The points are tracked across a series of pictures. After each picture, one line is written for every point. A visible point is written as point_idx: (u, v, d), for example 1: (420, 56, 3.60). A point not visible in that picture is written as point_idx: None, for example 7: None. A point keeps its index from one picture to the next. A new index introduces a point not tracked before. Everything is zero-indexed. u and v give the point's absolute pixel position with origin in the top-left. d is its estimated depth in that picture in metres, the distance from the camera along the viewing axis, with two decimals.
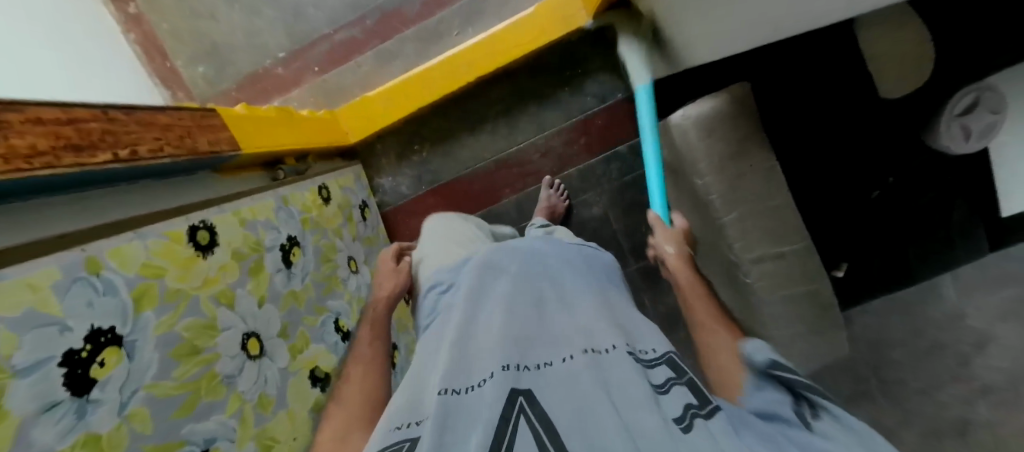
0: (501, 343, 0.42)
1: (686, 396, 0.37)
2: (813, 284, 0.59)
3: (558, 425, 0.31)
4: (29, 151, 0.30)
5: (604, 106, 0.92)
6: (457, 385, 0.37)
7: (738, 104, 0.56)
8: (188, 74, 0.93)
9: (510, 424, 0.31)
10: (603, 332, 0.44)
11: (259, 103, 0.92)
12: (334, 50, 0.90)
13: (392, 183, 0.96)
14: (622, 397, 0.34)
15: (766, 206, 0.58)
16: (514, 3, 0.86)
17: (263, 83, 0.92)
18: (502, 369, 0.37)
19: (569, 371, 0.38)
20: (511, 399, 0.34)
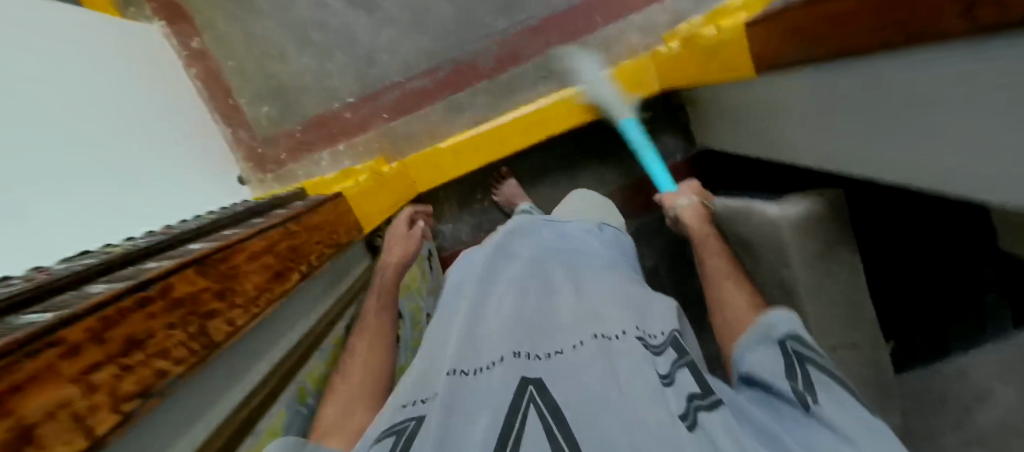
0: (509, 330, 0.43)
1: (682, 382, 0.39)
2: (878, 369, 0.65)
3: (567, 418, 0.33)
4: (254, 290, 0.32)
5: (664, 166, 0.95)
6: (467, 367, 0.40)
7: (828, 208, 0.60)
8: (251, 112, 0.92)
9: (520, 409, 0.34)
10: (612, 316, 0.45)
11: (323, 145, 0.92)
12: (405, 99, 0.91)
13: (452, 229, 0.97)
14: (630, 388, 0.36)
15: (846, 300, 0.62)
16: (587, 63, 0.88)
17: (329, 126, 0.92)
18: (512, 355, 0.40)
19: (578, 360, 0.39)
20: (521, 388, 0.36)
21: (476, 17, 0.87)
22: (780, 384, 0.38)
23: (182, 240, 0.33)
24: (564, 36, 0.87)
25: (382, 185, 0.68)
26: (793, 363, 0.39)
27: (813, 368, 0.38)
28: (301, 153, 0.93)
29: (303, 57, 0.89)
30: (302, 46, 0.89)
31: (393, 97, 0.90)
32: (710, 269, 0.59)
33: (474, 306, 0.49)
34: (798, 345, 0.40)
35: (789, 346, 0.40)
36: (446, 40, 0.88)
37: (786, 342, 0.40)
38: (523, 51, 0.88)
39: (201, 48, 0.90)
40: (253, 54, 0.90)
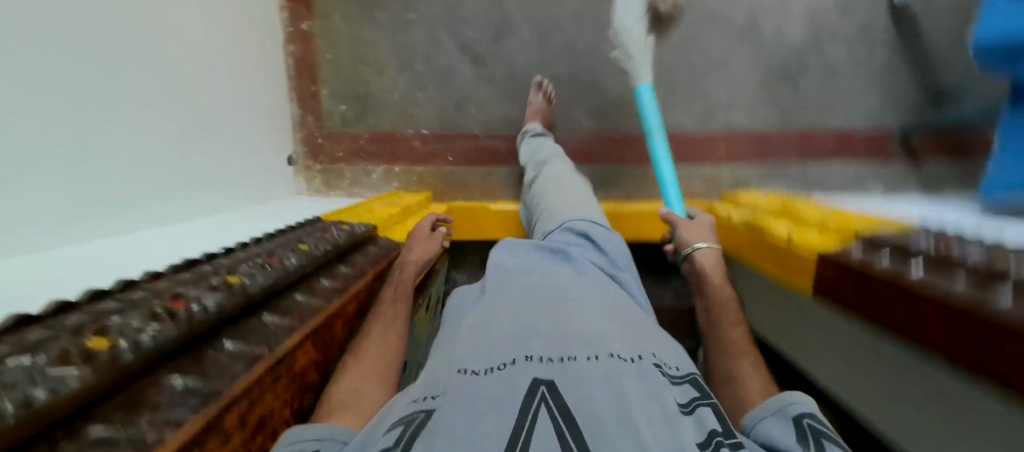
0: (519, 332, 0.36)
1: (698, 420, 0.31)
2: None
3: (579, 426, 0.27)
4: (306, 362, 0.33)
5: (679, 303, 0.98)
6: (479, 365, 0.32)
7: None
8: (327, 105, 0.93)
9: (527, 417, 0.27)
10: (624, 334, 0.38)
11: (381, 160, 0.94)
12: (473, 152, 0.94)
13: (467, 281, 0.98)
14: (651, 420, 0.28)
15: None
16: (647, 187, 0.94)
17: (394, 146, 0.94)
18: (526, 359, 0.33)
19: (599, 375, 0.31)
20: (531, 388, 0.29)
21: (566, 108, 0.92)
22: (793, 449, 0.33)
23: (281, 286, 0.35)
24: (638, 156, 0.93)
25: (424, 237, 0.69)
26: (806, 439, 0.34)
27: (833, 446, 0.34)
28: (357, 159, 0.94)
29: (397, 77, 0.91)
30: (403, 68, 0.91)
31: (462, 145, 0.94)
32: (728, 337, 0.54)
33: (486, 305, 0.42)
34: (816, 425, 0.36)
35: (808, 422, 0.36)
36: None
37: (802, 419, 0.36)
38: (596, 153, 0.93)
39: (308, 31, 0.91)
40: (355, 56, 0.91)
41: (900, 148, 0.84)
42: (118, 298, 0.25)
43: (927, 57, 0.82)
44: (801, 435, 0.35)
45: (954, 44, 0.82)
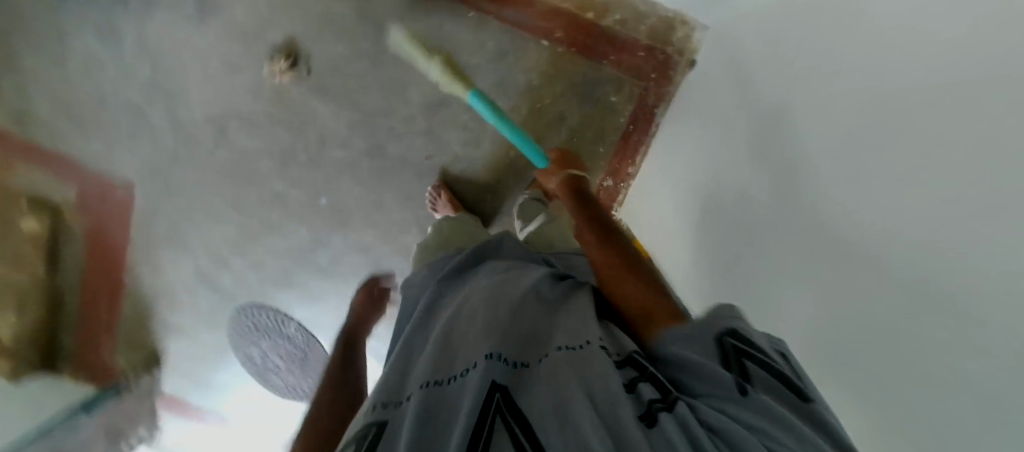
0: (488, 331, 0.46)
1: (651, 390, 0.38)
2: None
3: (532, 427, 0.34)
4: None
5: None
6: (440, 379, 0.43)
7: None
8: (644, 94, 0.97)
9: (485, 427, 0.34)
10: (564, 335, 0.47)
11: (610, 34, 0.93)
12: (534, 14, 0.93)
13: None
14: (604, 396, 0.36)
15: None
16: None
17: (596, 41, 0.94)
18: (486, 358, 0.42)
19: (531, 381, 0.41)
20: (491, 390, 0.38)
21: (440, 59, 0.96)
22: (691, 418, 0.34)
23: None
24: None
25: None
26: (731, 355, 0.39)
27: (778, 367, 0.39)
28: (634, 19, 0.92)
29: (544, 102, 0.99)
30: (568, 119, 1.00)
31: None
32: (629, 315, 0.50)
33: (451, 319, 0.53)
34: (739, 342, 0.40)
35: (728, 345, 0.40)
36: (422, 30, 0.94)
37: (724, 337, 0.40)
38: None
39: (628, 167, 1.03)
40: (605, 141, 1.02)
41: (95, 96, 1.00)
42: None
43: (100, 90, 1.00)
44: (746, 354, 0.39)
45: (88, 95, 1.00)
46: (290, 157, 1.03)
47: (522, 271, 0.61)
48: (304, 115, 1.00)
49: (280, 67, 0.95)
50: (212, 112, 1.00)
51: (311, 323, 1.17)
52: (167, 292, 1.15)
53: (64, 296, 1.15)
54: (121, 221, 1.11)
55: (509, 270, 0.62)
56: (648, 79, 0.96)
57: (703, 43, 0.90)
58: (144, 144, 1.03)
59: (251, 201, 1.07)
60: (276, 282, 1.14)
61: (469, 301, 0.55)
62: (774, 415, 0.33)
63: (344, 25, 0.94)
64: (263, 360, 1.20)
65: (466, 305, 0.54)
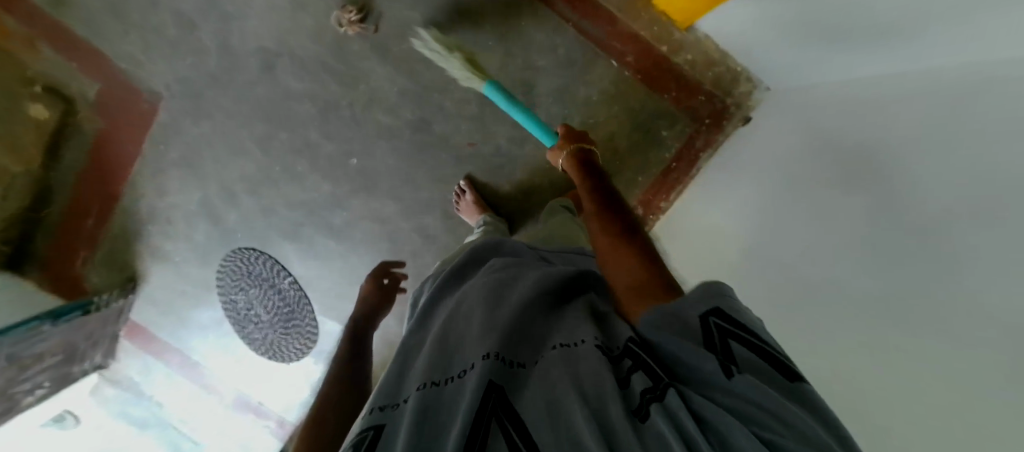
0: (483, 331, 0.44)
1: (643, 379, 0.36)
2: None
3: (528, 433, 0.32)
4: None
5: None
6: (436, 380, 0.41)
7: None
8: (692, 136, 1.00)
9: (479, 435, 0.32)
10: (560, 332, 0.45)
11: (678, 72, 0.95)
12: (611, 33, 0.94)
13: None
14: (601, 396, 0.34)
15: None
16: None
17: (663, 74, 0.96)
18: (478, 357, 0.40)
19: (528, 382, 0.39)
20: (483, 388, 0.36)
21: (508, 53, 0.96)
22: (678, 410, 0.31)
23: None
24: None
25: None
26: (710, 333, 0.36)
27: (769, 339, 0.35)
28: (704, 63, 0.94)
29: (596, 120, 1.00)
30: (615, 141, 1.01)
31: (600, 16, 0.94)
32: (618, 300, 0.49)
33: (449, 316, 0.51)
34: (723, 321, 0.36)
35: (714, 326, 0.36)
36: (498, 20, 0.94)
37: (709, 318, 0.37)
38: None
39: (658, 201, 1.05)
40: (645, 171, 1.03)
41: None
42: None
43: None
44: (728, 330, 0.36)
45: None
46: (332, 110, 1.00)
47: (521, 268, 0.59)
48: (358, 72, 0.98)
49: (349, 17, 0.92)
50: (265, 45, 0.97)
51: (307, 283, 1.12)
52: (164, 215, 1.10)
53: (53, 194, 1.09)
54: (137, 132, 1.05)
55: (505, 267, 0.59)
56: (701, 123, 0.98)
57: (762, 101, 0.92)
58: (184, 60, 0.99)
59: (279, 144, 1.03)
60: (282, 233, 1.09)
61: (467, 296, 0.53)
62: (760, 405, 0.30)
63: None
64: (246, 308, 1.14)
65: (462, 304, 0.53)
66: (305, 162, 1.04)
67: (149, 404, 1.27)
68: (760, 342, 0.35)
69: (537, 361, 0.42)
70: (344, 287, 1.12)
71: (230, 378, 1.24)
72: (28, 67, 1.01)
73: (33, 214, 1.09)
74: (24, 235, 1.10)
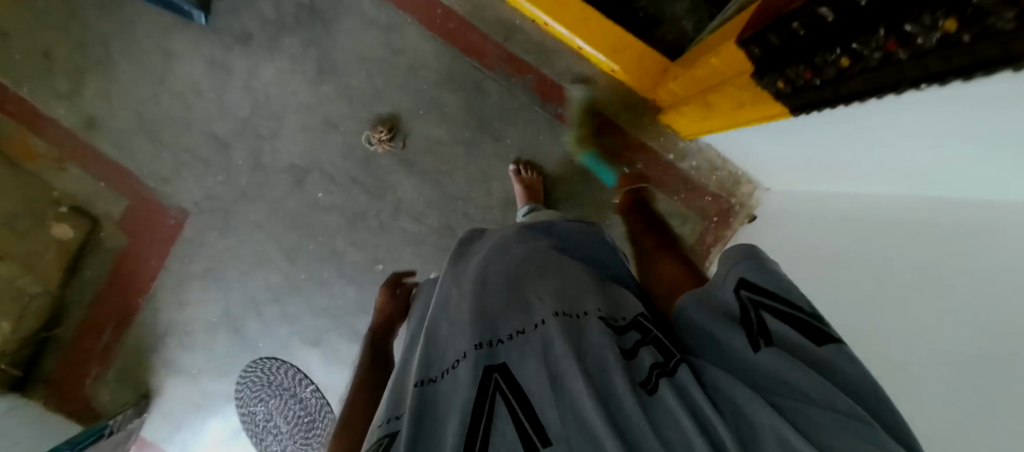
0: (477, 319, 0.50)
1: (651, 355, 0.44)
2: None
3: (531, 396, 0.39)
4: None
5: None
6: (432, 376, 0.46)
7: None
8: (701, 233, 1.06)
9: (484, 416, 0.38)
10: (545, 301, 0.51)
11: (684, 176, 1.04)
12: (622, 142, 1.02)
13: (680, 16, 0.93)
14: (597, 361, 0.41)
15: None
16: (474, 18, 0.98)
17: (670, 179, 1.04)
18: (476, 348, 0.46)
19: (523, 353, 0.44)
20: (488, 376, 0.42)
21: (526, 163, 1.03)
22: (693, 391, 0.38)
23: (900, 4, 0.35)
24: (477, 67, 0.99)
25: (730, 34, 0.62)
26: (747, 309, 0.44)
27: (803, 305, 0.42)
28: (708, 169, 1.03)
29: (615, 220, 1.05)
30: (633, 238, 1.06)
31: (611, 128, 1.02)
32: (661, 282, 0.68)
33: (442, 308, 0.55)
34: (754, 295, 0.44)
35: (745, 299, 0.45)
36: (518, 135, 1.02)
37: (743, 292, 0.46)
38: (512, 95, 1.00)
39: None
40: None
41: (182, 121, 1.00)
42: (909, 85, 0.38)
43: (189, 118, 1.00)
44: (762, 305, 0.43)
45: (176, 120, 1.00)
46: (360, 220, 1.04)
47: (508, 252, 0.62)
48: (386, 184, 1.03)
49: (379, 137, 0.99)
50: (296, 162, 1.02)
51: (329, 389, 1.11)
52: (183, 325, 1.08)
53: (70, 310, 1.08)
54: (162, 246, 1.06)
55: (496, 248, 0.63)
56: (709, 220, 1.05)
57: (763, 201, 0.99)
58: (214, 177, 1.03)
59: (306, 252, 1.05)
60: (305, 339, 1.09)
61: (459, 289, 0.57)
62: (776, 371, 0.38)
63: (449, 115, 1.01)
64: (265, 420, 1.11)
65: (457, 293, 0.57)
66: (332, 268, 1.06)
67: None
68: (790, 309, 0.41)
69: (535, 327, 0.47)
70: None
71: None
72: (53, 187, 1.02)
73: (45, 333, 1.07)
74: (36, 354, 1.08)
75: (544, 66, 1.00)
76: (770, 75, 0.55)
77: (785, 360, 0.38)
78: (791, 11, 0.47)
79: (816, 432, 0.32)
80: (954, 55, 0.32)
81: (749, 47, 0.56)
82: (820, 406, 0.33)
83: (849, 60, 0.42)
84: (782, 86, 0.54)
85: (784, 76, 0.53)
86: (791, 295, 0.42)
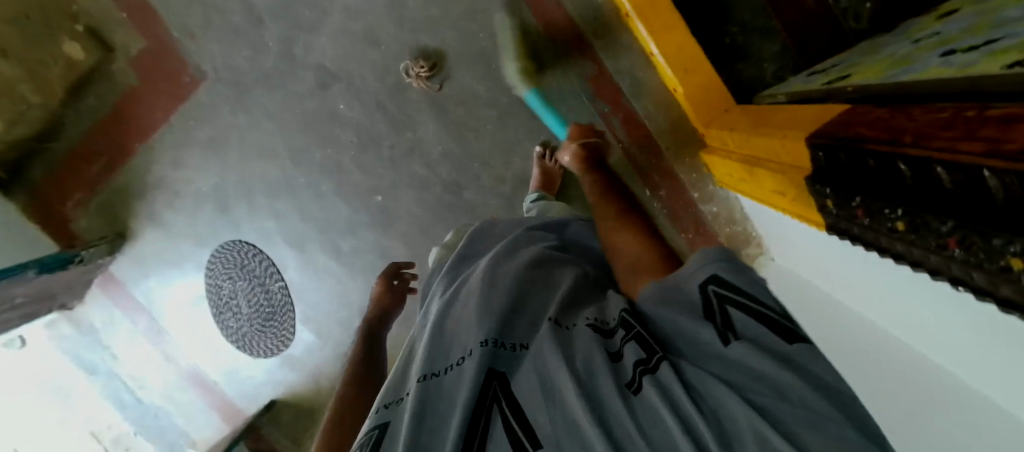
0: (486, 311, 0.42)
1: (635, 350, 0.36)
2: None
3: (529, 413, 0.34)
4: (933, 121, 0.36)
5: None
6: (435, 370, 0.39)
7: None
8: None
9: (478, 425, 0.33)
10: (558, 307, 0.44)
11: (700, 216, 1.01)
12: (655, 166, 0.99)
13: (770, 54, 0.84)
14: (595, 375, 0.35)
15: None
16: None
17: (685, 214, 1.02)
18: (481, 344, 0.38)
19: (526, 359, 0.38)
20: (487, 382, 0.36)
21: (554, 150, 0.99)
22: (673, 392, 0.31)
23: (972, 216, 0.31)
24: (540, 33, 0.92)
25: (806, 124, 0.57)
26: (711, 304, 0.36)
27: (773, 304, 0.35)
28: (725, 219, 1.00)
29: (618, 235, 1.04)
30: None
31: (650, 146, 0.98)
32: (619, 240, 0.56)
33: (449, 299, 0.49)
34: (723, 288, 0.37)
35: (712, 294, 0.37)
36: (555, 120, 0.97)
37: (709, 285, 0.37)
38: (566, 77, 0.94)
39: None
40: None
41: None
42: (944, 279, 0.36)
43: None
44: (732, 296, 0.36)
45: None
46: (373, 146, 1.01)
47: (524, 249, 0.55)
48: (410, 120, 0.99)
49: (419, 72, 0.93)
50: (326, 65, 0.96)
51: (296, 290, 1.13)
52: (174, 186, 1.08)
53: (66, 131, 1.07)
54: (169, 102, 1.03)
55: (514, 242, 0.56)
56: None
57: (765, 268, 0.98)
58: (239, 51, 0.97)
59: (311, 159, 1.03)
60: (287, 239, 1.10)
61: (468, 281, 0.50)
62: (753, 371, 0.31)
63: (495, 75, 0.95)
64: (229, 297, 1.16)
65: (467, 284, 0.50)
66: (332, 182, 1.05)
67: (103, 353, 1.20)
68: (759, 304, 0.35)
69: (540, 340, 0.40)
70: (329, 308, 1.13)
71: (190, 353, 1.20)
72: (73, 2, 0.96)
73: (38, 144, 1.07)
74: (24, 161, 1.08)
75: (608, 61, 0.93)
76: (816, 190, 0.53)
77: (764, 362, 0.31)
78: (869, 142, 0.43)
79: (802, 439, 0.26)
80: (1003, 285, 0.29)
81: (816, 151, 0.52)
82: (800, 405, 0.28)
83: (905, 225, 0.39)
84: (830, 204, 0.51)
85: (827, 199, 0.51)
86: (758, 289, 0.36)
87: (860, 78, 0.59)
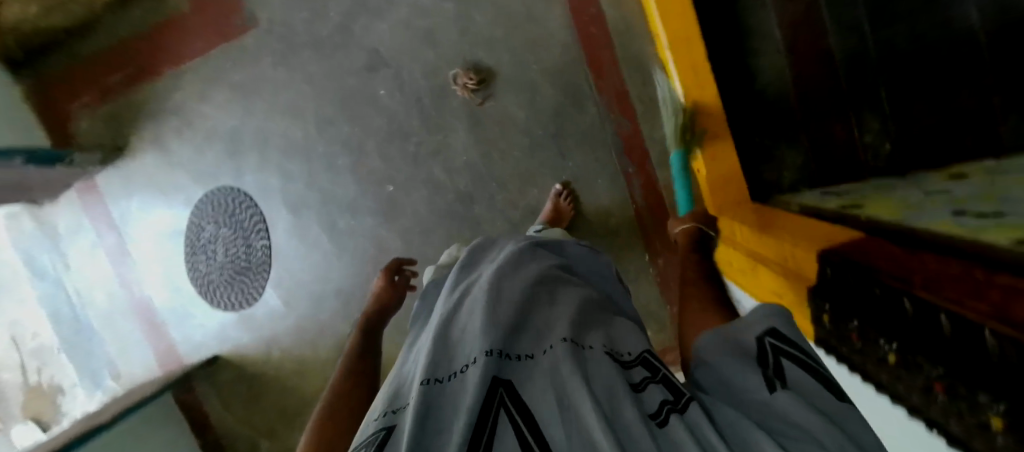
0: (493, 320, 0.42)
1: (663, 389, 0.37)
2: None
3: (536, 422, 0.32)
4: (948, 276, 0.39)
5: None
6: (438, 376, 0.38)
7: None
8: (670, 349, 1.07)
9: (486, 425, 0.32)
10: (558, 324, 0.44)
11: None
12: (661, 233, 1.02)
13: None
14: (605, 398, 0.34)
15: None
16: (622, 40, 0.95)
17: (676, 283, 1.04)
18: (486, 354, 0.38)
19: (534, 373, 0.38)
20: (493, 390, 0.35)
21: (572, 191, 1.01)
22: (702, 426, 0.32)
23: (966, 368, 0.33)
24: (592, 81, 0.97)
25: (816, 239, 0.60)
26: (765, 357, 0.38)
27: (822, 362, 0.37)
28: None
29: None
30: None
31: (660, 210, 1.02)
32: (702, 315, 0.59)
33: (451, 308, 0.49)
34: (779, 341, 0.39)
35: (767, 345, 0.39)
36: (581, 164, 1.01)
37: (764, 337, 0.40)
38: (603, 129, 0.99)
39: None
40: None
41: None
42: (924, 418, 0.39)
43: None
44: (786, 350, 0.38)
45: None
46: (400, 138, 1.02)
47: (528, 268, 0.55)
48: (444, 124, 1.01)
49: (466, 82, 0.97)
50: (380, 50, 0.99)
51: (277, 254, 1.10)
52: (189, 117, 1.07)
53: (98, 33, 1.05)
54: (212, 37, 1.03)
55: (517, 258, 0.57)
56: None
57: None
58: (301, 13, 0.99)
59: (336, 131, 1.03)
60: (285, 201, 1.08)
61: (471, 291, 0.51)
62: (795, 419, 0.32)
63: (537, 107, 0.99)
64: (207, 241, 1.12)
65: (471, 295, 0.50)
66: (349, 159, 1.04)
67: (56, 260, 1.14)
68: (812, 360, 0.36)
69: (545, 353, 0.40)
70: (304, 281, 1.10)
71: (146, 286, 1.14)
72: None
73: (64, 36, 1.05)
74: (44, 48, 1.06)
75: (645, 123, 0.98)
76: (818, 305, 0.56)
77: (803, 412, 0.32)
78: (881, 274, 0.45)
79: None
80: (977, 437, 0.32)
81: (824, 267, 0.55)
82: (833, 450, 0.28)
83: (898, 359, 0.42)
84: (826, 319, 0.55)
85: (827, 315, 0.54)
86: (812, 347, 0.38)
87: (873, 208, 0.62)
